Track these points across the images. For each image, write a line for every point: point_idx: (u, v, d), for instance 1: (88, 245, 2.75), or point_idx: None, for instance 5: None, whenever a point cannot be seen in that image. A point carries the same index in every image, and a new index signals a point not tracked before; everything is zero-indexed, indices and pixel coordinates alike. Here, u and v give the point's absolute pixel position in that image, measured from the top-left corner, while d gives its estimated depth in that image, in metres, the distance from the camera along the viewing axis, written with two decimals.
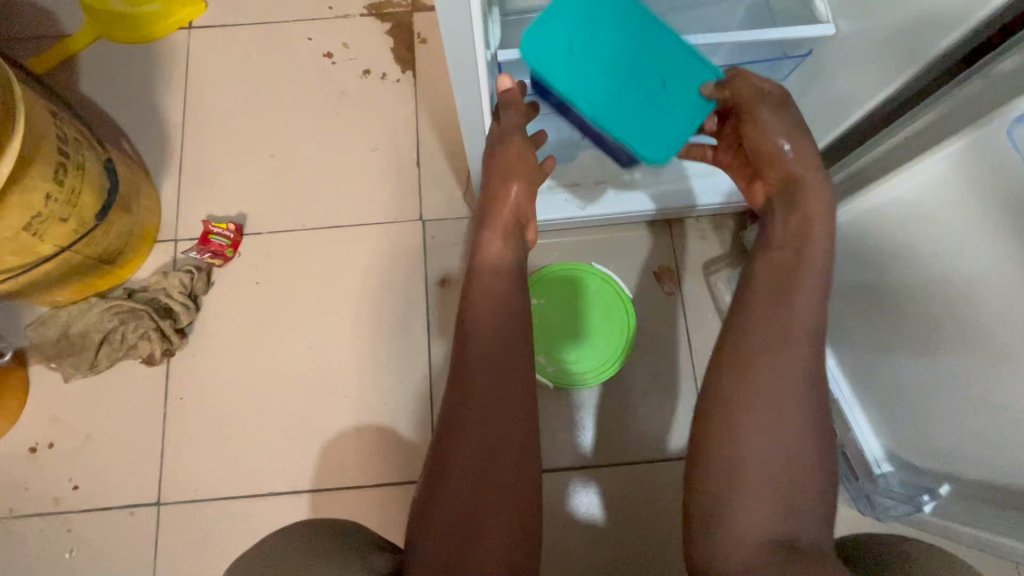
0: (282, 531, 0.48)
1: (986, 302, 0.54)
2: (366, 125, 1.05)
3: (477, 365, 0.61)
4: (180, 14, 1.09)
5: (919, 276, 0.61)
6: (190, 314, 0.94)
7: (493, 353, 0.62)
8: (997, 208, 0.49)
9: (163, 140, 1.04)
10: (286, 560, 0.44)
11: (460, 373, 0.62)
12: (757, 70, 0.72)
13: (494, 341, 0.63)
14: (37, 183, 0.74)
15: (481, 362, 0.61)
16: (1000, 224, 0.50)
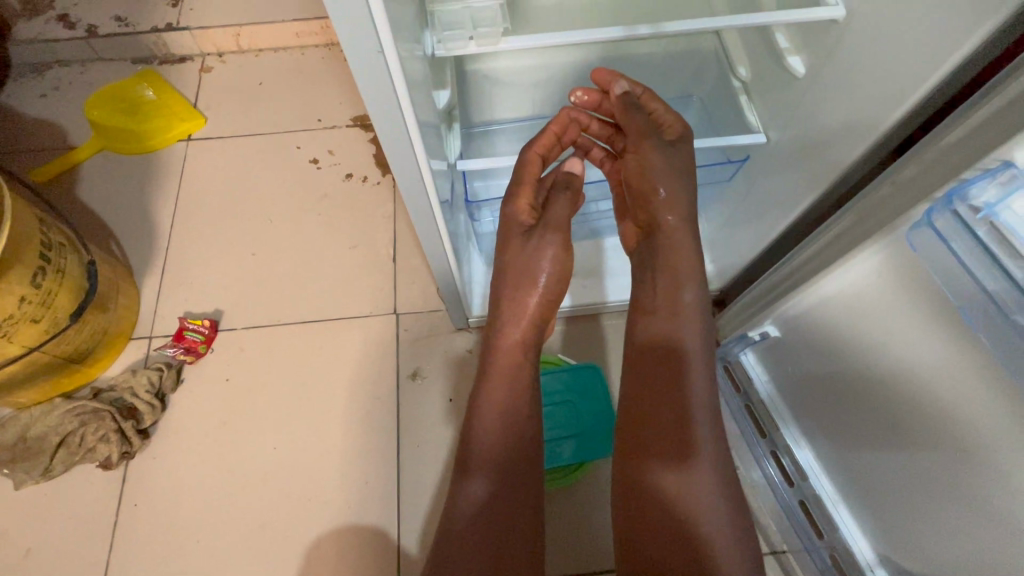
0: None
1: (938, 392, 0.54)
2: (346, 223, 1.10)
3: (487, 468, 0.61)
4: (180, 127, 1.19)
5: (874, 366, 0.61)
6: (155, 414, 0.92)
7: (490, 449, 0.62)
8: (935, 300, 0.51)
9: (150, 241, 1.08)
10: None
11: (465, 477, 0.61)
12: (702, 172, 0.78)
13: (501, 434, 0.63)
14: (14, 288, 0.76)
15: (484, 460, 0.61)
16: (941, 315, 0.51)
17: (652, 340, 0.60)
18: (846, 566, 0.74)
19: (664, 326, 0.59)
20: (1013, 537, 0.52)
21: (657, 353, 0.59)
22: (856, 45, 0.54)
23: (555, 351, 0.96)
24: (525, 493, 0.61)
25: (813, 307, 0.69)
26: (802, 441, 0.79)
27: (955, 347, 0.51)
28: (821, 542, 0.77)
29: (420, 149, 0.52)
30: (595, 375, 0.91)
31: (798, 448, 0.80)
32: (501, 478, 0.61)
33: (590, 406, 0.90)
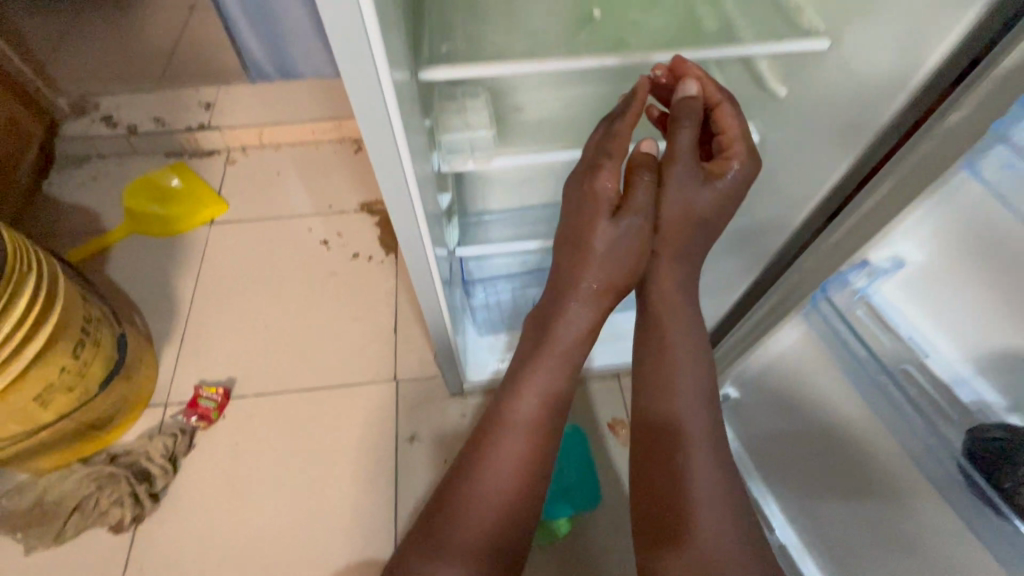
0: None
1: (862, 441, 0.63)
2: (352, 298, 1.21)
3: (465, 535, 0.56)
4: (205, 212, 1.32)
5: (814, 419, 0.71)
6: (166, 478, 0.98)
7: (470, 515, 0.57)
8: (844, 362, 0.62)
9: (171, 315, 1.18)
10: None
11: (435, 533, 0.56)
12: None
13: (486, 498, 0.57)
14: (57, 360, 0.85)
15: (461, 523, 0.56)
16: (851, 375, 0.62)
17: (652, 414, 0.57)
18: None
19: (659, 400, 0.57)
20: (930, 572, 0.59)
21: (657, 425, 0.56)
22: None
23: None
24: (497, 565, 0.56)
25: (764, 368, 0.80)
26: (768, 494, 0.86)
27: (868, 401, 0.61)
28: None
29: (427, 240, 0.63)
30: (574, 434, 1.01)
31: (766, 503, 0.86)
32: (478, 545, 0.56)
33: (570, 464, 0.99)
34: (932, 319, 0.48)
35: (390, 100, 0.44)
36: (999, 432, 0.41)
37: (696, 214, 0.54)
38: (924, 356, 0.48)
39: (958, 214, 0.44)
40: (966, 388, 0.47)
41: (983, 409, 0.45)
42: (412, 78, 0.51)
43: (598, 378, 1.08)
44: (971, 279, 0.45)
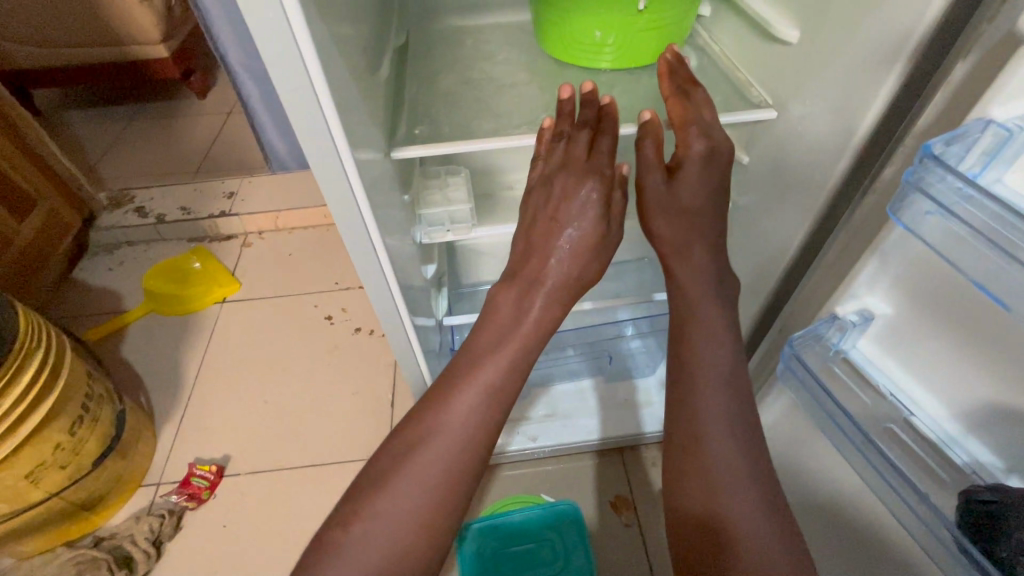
0: None
1: (876, 517, 0.55)
2: (351, 371, 1.22)
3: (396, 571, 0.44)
4: (219, 291, 1.39)
5: (823, 493, 0.63)
6: (149, 562, 0.94)
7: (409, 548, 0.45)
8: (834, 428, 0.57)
9: (175, 392, 1.20)
10: None
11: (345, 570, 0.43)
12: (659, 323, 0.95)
13: (421, 521, 0.45)
14: (53, 436, 0.86)
15: (384, 550, 0.44)
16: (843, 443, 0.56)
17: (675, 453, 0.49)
18: None
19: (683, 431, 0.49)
20: None
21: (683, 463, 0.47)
22: (744, 225, 0.70)
23: (538, 492, 0.98)
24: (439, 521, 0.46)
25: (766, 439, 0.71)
26: None
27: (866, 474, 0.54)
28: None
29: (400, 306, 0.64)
30: (562, 507, 0.90)
31: None
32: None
33: (560, 543, 0.87)
34: (913, 375, 0.47)
35: (355, 183, 0.48)
36: (992, 495, 0.38)
37: (679, 209, 0.54)
38: (909, 414, 0.46)
39: (911, 265, 0.43)
40: (958, 447, 0.44)
41: (979, 472, 0.42)
42: (384, 156, 0.56)
43: (600, 452, 1.02)
44: (937, 330, 0.43)
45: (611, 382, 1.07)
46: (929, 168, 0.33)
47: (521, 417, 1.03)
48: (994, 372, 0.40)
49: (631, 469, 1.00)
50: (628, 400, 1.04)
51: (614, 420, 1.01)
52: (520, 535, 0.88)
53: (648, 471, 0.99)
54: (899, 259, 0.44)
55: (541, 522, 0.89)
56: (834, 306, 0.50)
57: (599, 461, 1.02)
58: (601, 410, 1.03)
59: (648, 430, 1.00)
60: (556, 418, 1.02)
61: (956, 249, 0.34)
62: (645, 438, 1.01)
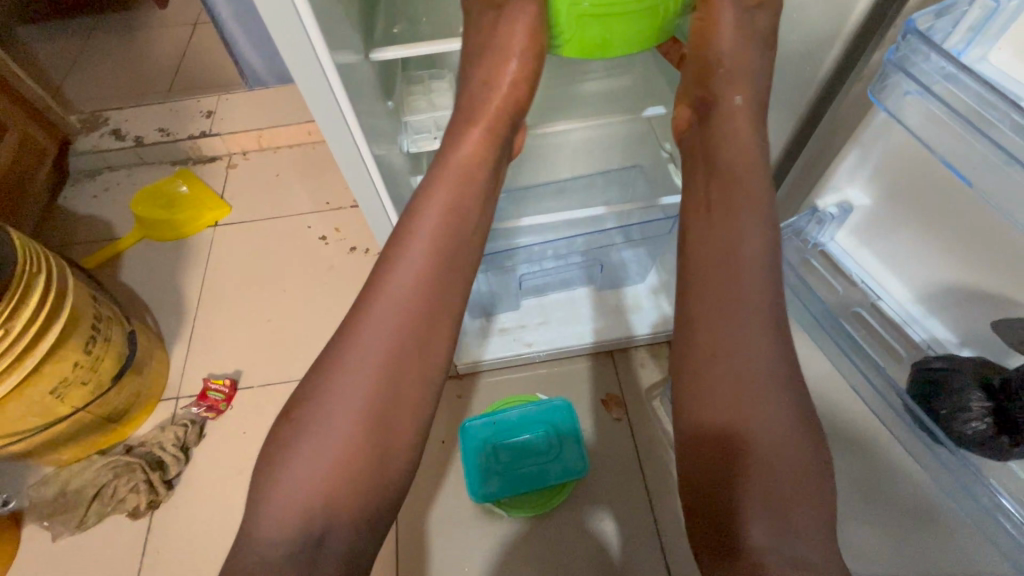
0: None
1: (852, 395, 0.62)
2: (349, 290, 1.24)
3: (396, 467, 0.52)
4: (210, 215, 1.38)
5: None
6: (179, 466, 1.02)
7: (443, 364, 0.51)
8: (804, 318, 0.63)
9: (180, 313, 1.23)
10: None
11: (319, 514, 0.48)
12: (659, 227, 0.94)
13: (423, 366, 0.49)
14: (70, 355, 0.90)
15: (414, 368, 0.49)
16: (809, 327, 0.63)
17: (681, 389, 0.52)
18: None
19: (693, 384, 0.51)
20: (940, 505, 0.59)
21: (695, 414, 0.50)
22: None
23: (535, 392, 1.05)
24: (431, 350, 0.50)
25: None
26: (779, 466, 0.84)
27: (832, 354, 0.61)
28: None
29: (391, 214, 0.65)
30: (558, 404, 0.98)
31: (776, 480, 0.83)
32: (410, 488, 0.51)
33: (555, 435, 0.95)
34: (883, 263, 0.52)
35: (338, 95, 0.49)
36: (941, 361, 0.46)
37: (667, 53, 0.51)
38: (875, 299, 0.52)
39: (891, 157, 0.46)
40: (919, 326, 0.51)
41: (933, 346, 0.50)
42: (364, 58, 0.54)
43: (594, 354, 1.08)
44: (910, 220, 0.47)
45: (603, 290, 1.11)
46: (919, 50, 0.38)
47: (518, 325, 1.07)
48: (956, 255, 0.45)
49: (620, 370, 1.06)
50: (619, 307, 1.08)
51: (609, 325, 1.06)
52: (516, 429, 0.96)
53: (638, 371, 1.06)
54: (879, 151, 0.46)
55: (538, 417, 0.97)
56: (816, 201, 0.53)
57: (591, 362, 1.08)
58: (596, 317, 1.07)
59: (662, 329, 1.05)
60: (550, 325, 1.07)
61: (930, 129, 0.40)
62: (655, 337, 1.07)
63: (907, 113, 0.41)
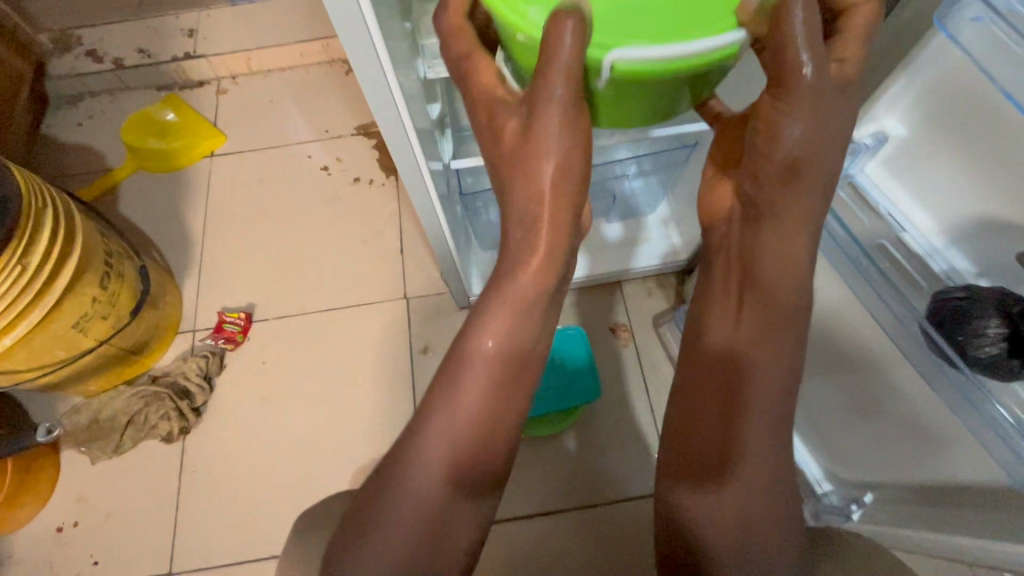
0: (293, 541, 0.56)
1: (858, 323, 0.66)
2: (356, 222, 1.23)
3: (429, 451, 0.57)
4: (204, 145, 1.32)
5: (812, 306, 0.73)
6: (205, 394, 1.06)
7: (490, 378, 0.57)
8: None
9: (186, 248, 1.22)
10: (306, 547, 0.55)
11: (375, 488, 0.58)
12: (675, 156, 0.93)
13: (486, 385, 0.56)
14: (87, 290, 0.90)
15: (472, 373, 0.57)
16: None
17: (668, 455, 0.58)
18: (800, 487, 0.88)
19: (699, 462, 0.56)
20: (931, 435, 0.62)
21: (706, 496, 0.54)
22: None
23: None
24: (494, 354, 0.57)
25: None
26: None
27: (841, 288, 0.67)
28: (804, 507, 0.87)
29: (412, 140, 0.64)
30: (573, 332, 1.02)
31: None
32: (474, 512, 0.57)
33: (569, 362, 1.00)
34: (911, 193, 0.54)
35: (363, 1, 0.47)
36: (959, 293, 0.47)
37: None
38: (901, 231, 0.54)
39: (942, 80, 0.47)
40: (940, 259, 0.53)
41: (953, 277, 0.52)
42: None
43: (602, 284, 1.10)
44: (949, 146, 0.50)
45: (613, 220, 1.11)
46: None
47: None
48: (989, 181, 0.47)
49: (628, 299, 1.09)
50: (628, 238, 1.09)
51: (620, 255, 1.07)
52: None
53: (645, 300, 1.09)
54: (928, 74, 0.48)
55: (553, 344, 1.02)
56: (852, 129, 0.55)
57: (599, 292, 1.10)
58: (607, 248, 1.08)
59: (671, 259, 1.06)
60: None
61: (992, 50, 0.42)
62: (664, 268, 1.08)
63: (966, 34, 0.42)
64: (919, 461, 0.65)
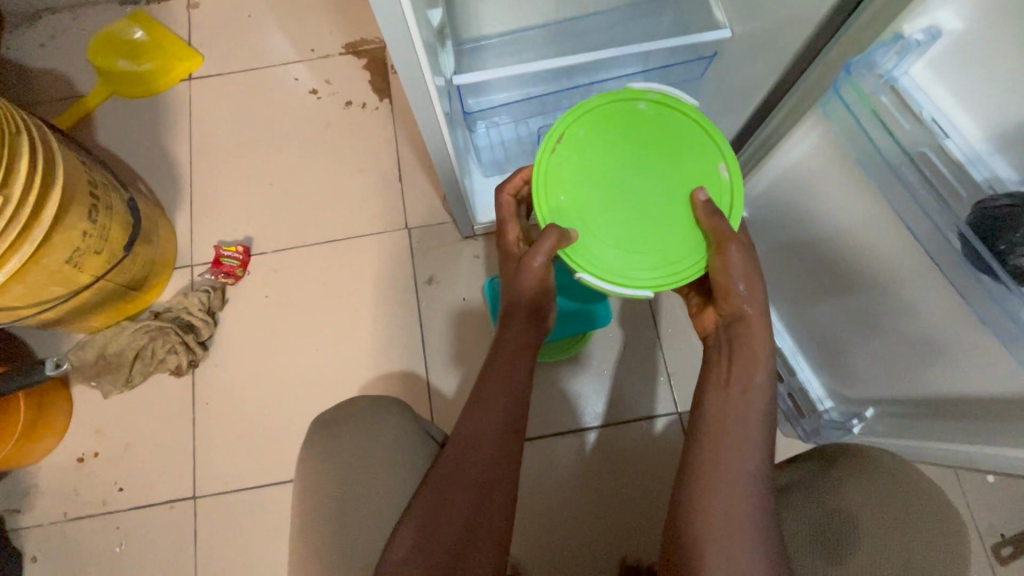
0: (319, 467, 0.60)
1: (874, 243, 0.63)
2: (351, 150, 1.17)
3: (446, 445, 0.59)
4: (181, 67, 1.23)
5: (829, 225, 0.70)
6: (210, 328, 1.05)
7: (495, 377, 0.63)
8: (850, 166, 0.61)
9: (174, 179, 1.17)
10: (339, 469, 0.59)
11: (389, 403, 0.63)
12: (687, 71, 0.81)
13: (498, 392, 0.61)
14: (76, 223, 0.86)
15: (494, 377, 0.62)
16: (853, 176, 0.61)
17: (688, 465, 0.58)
18: (802, 403, 0.90)
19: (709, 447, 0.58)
20: (943, 356, 0.61)
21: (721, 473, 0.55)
22: None
23: None
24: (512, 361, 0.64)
25: (783, 184, 0.77)
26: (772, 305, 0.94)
27: (860, 209, 0.63)
28: (805, 423, 0.90)
29: (416, 43, 0.58)
30: None
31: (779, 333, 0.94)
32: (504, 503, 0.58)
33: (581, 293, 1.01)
34: (958, 95, 0.47)
35: None
36: (1006, 199, 0.43)
37: None
38: (944, 138, 0.48)
39: None
40: (981, 166, 0.47)
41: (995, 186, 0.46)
42: None
43: None
44: (1008, 40, 0.42)
45: None
46: None
47: None
48: None
49: None
50: None
51: None
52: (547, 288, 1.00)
53: None
54: None
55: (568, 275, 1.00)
56: (897, 25, 0.48)
57: None
58: None
59: None
60: None
61: None
62: None
63: None
64: (934, 375, 0.64)
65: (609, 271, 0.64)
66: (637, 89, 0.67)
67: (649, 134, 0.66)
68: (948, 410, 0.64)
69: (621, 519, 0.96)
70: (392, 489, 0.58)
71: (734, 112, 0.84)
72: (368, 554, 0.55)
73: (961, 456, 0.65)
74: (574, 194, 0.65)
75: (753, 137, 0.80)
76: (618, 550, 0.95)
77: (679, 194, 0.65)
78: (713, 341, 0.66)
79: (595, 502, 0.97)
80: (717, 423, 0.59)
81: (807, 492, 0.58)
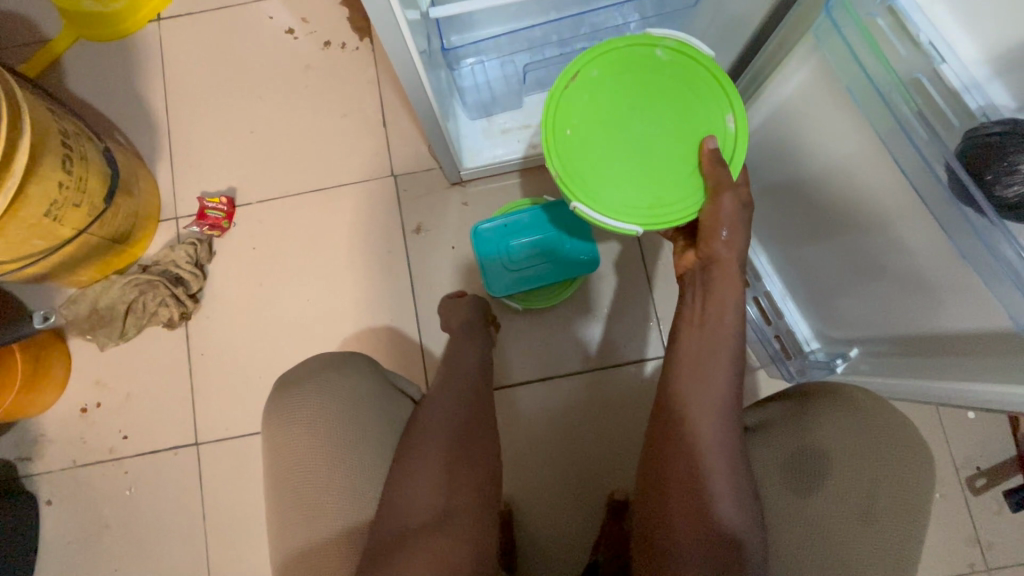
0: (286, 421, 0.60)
1: (864, 177, 0.61)
2: (332, 94, 1.13)
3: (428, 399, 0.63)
4: (148, 6, 1.16)
5: (819, 162, 0.67)
6: (199, 281, 1.05)
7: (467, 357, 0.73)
8: (842, 97, 0.58)
9: (151, 129, 1.13)
10: (310, 419, 0.59)
11: (353, 359, 0.64)
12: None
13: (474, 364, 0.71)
14: (50, 175, 0.84)
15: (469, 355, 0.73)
16: (846, 107, 0.58)
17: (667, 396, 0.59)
18: (789, 344, 0.92)
19: (688, 381, 0.58)
20: (928, 292, 0.60)
21: (699, 402, 0.57)
22: None
23: (541, 196, 1.05)
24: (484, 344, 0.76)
25: (777, 119, 0.74)
26: (762, 248, 0.93)
27: (851, 142, 0.60)
28: (790, 363, 0.91)
29: None
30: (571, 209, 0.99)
31: (768, 277, 0.93)
32: (483, 444, 0.60)
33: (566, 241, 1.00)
34: (957, 15, 0.44)
35: None
36: (997, 128, 0.41)
37: None
38: (939, 63, 0.45)
39: None
40: (977, 93, 0.45)
41: (989, 114, 0.44)
42: None
43: None
44: None
45: None
46: None
47: (522, 124, 0.99)
48: None
49: None
50: None
51: None
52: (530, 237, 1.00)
53: None
54: None
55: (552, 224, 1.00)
56: None
57: None
58: None
59: None
60: None
61: None
62: None
63: None
64: (920, 312, 0.63)
65: (600, 203, 0.62)
66: (656, 34, 0.64)
67: (662, 79, 0.63)
68: (930, 347, 0.64)
69: (608, 457, 0.99)
70: (378, 432, 0.60)
71: (729, 45, 0.79)
72: (358, 492, 0.57)
73: (933, 395, 0.64)
74: (580, 130, 0.63)
75: (747, 69, 0.76)
76: (607, 487, 0.98)
77: (685, 144, 0.63)
78: (686, 282, 0.67)
79: (584, 442, 1.00)
80: (695, 360, 0.59)
81: (784, 428, 0.59)
